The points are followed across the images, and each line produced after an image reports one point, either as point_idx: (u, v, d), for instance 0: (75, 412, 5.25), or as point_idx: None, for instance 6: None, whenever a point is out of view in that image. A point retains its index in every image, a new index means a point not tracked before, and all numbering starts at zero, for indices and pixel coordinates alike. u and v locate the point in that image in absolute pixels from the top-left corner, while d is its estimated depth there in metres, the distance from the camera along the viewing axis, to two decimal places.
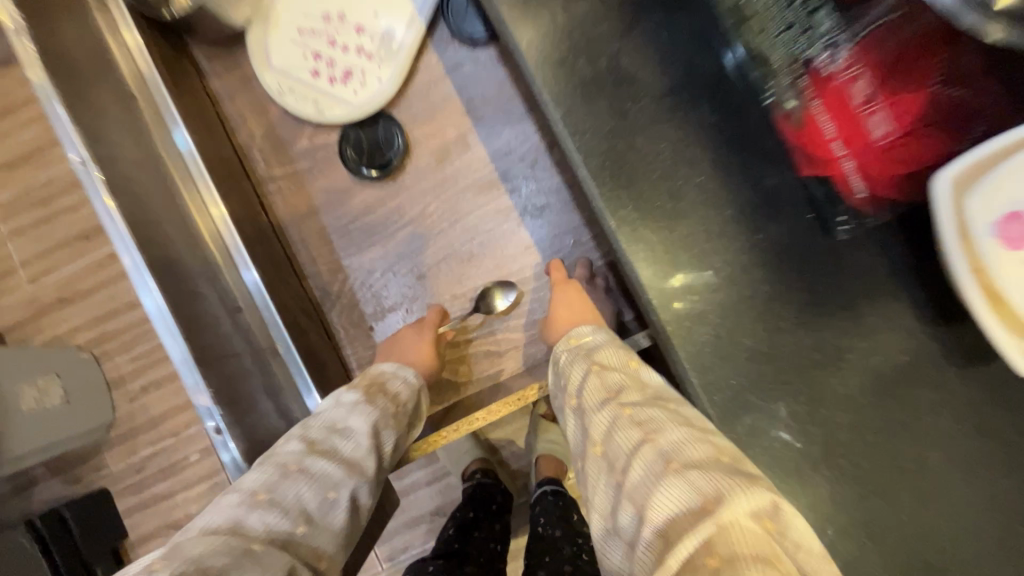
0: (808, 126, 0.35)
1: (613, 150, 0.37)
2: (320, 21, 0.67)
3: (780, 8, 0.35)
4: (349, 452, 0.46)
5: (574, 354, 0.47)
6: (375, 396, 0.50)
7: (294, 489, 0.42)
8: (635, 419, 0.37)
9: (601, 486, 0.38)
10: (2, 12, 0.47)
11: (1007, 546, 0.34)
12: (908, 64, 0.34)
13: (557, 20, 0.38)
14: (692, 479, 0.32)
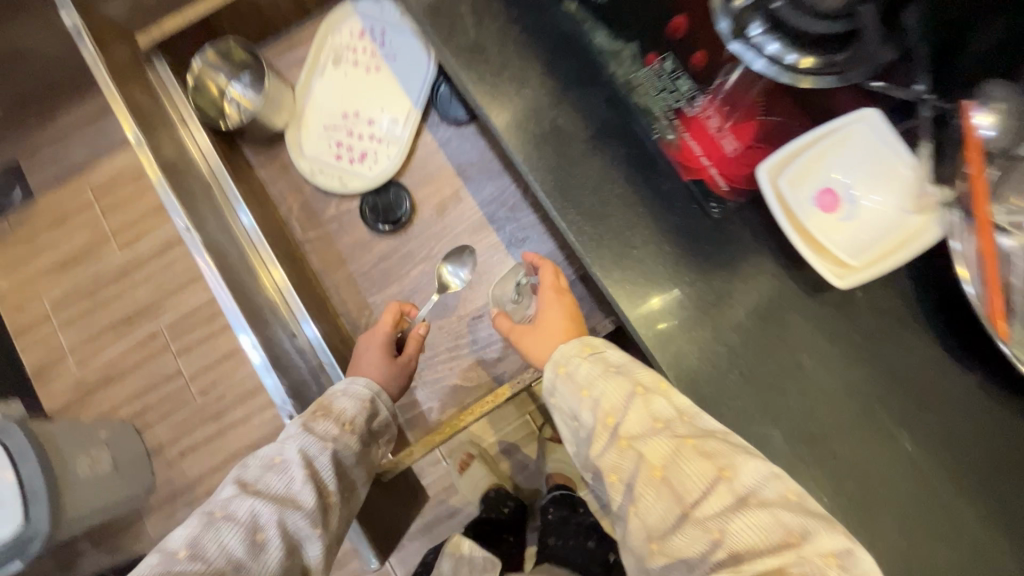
0: (682, 148, 0.54)
1: (559, 179, 0.56)
2: (340, 118, 0.88)
3: (655, 79, 0.55)
4: (278, 492, 0.53)
5: (604, 367, 0.54)
6: (312, 426, 0.58)
7: (215, 536, 0.49)
8: (703, 451, 0.46)
9: (653, 505, 0.47)
10: (128, 127, 0.66)
11: (919, 470, 0.48)
12: (738, 108, 0.54)
13: (514, 102, 0.58)
14: (785, 522, 0.42)
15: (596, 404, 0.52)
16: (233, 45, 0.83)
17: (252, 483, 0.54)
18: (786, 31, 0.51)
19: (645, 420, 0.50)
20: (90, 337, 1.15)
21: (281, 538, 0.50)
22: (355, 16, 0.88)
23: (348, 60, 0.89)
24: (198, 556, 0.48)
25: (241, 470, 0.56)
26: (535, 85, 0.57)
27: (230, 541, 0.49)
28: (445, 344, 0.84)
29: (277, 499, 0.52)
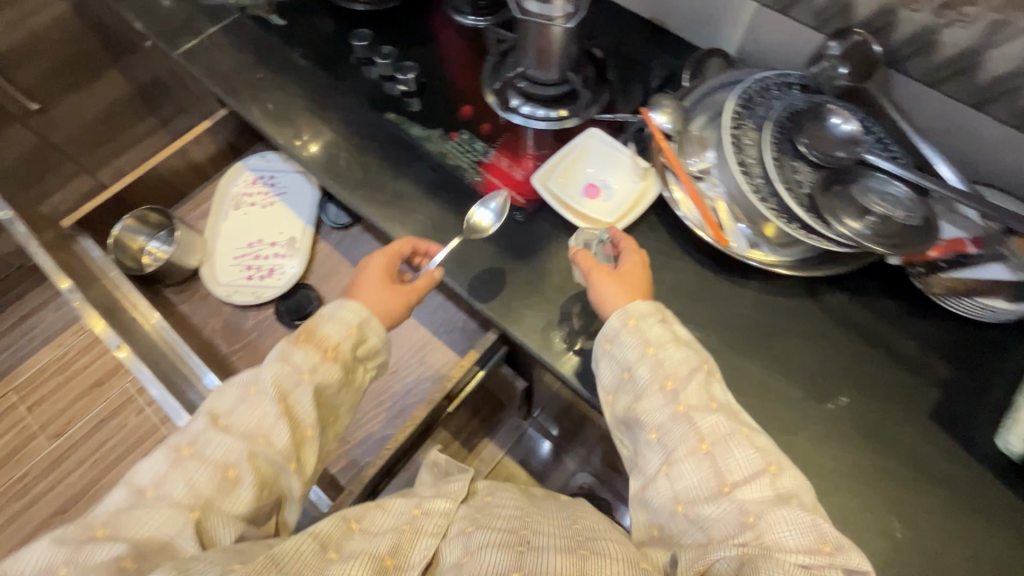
0: (487, 183, 0.76)
1: (406, 225, 0.75)
2: (247, 246, 1.07)
3: (457, 145, 0.78)
4: (249, 426, 0.57)
5: (675, 339, 0.59)
6: (290, 358, 0.61)
7: (188, 469, 0.55)
8: (754, 442, 0.54)
9: (691, 472, 0.54)
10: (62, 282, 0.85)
11: (819, 371, 0.65)
12: (518, 151, 0.78)
13: (362, 185, 0.78)
14: (820, 526, 0.49)
15: (660, 364, 0.58)
16: (147, 210, 1.02)
17: (225, 418, 0.58)
18: (536, 100, 0.80)
19: (705, 398, 0.57)
20: (18, 542, 1.11)
21: (251, 475, 0.56)
22: (246, 171, 1.12)
23: (246, 203, 1.10)
24: (168, 490, 0.54)
25: (214, 402, 0.60)
26: (375, 171, 0.79)
27: (198, 476, 0.54)
28: (371, 404, 0.95)
29: (247, 433, 0.57)
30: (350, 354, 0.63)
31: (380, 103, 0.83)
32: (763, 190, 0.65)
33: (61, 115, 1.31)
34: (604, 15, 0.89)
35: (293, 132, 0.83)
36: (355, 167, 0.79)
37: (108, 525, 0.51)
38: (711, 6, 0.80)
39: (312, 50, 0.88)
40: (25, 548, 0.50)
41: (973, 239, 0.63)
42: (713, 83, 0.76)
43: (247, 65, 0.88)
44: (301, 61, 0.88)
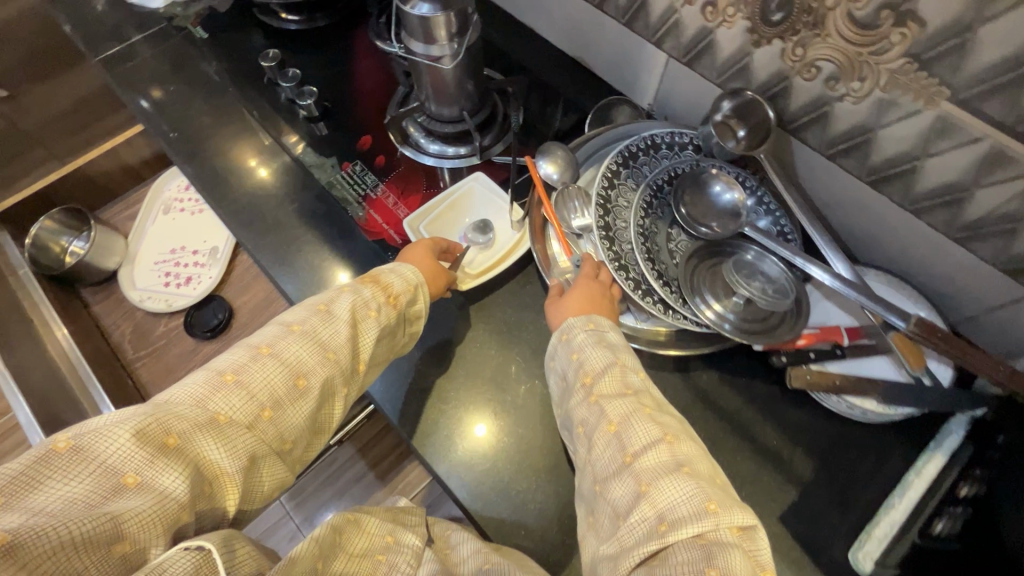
0: (368, 219, 0.73)
1: (280, 254, 0.73)
2: (169, 253, 1.06)
3: (346, 177, 0.76)
4: (321, 338, 0.52)
5: (597, 340, 0.55)
6: (358, 289, 0.57)
7: (264, 371, 0.48)
8: (655, 418, 0.50)
9: (602, 452, 0.49)
10: None
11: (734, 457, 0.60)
12: (408, 187, 0.76)
13: (247, 207, 0.77)
14: (705, 489, 0.44)
15: (580, 364, 0.55)
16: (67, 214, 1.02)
17: (299, 325, 0.52)
18: (436, 136, 0.77)
19: (620, 385, 0.53)
20: None
21: (318, 392, 0.50)
22: (180, 176, 1.12)
23: (176, 209, 1.10)
24: (241, 393, 0.46)
25: (285, 313, 0.54)
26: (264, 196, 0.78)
27: (276, 381, 0.48)
28: None
29: (317, 345, 0.51)
30: (405, 308, 0.59)
31: (282, 127, 0.82)
32: (626, 258, 0.61)
33: (32, 102, 1.22)
34: (524, 50, 0.87)
35: (193, 149, 0.82)
36: (245, 190, 0.78)
37: (182, 428, 0.41)
38: (625, 49, 0.77)
39: (228, 67, 0.88)
40: (92, 428, 0.38)
41: (849, 330, 0.59)
42: (610, 135, 0.72)
43: (165, 78, 0.88)
44: (217, 78, 0.88)
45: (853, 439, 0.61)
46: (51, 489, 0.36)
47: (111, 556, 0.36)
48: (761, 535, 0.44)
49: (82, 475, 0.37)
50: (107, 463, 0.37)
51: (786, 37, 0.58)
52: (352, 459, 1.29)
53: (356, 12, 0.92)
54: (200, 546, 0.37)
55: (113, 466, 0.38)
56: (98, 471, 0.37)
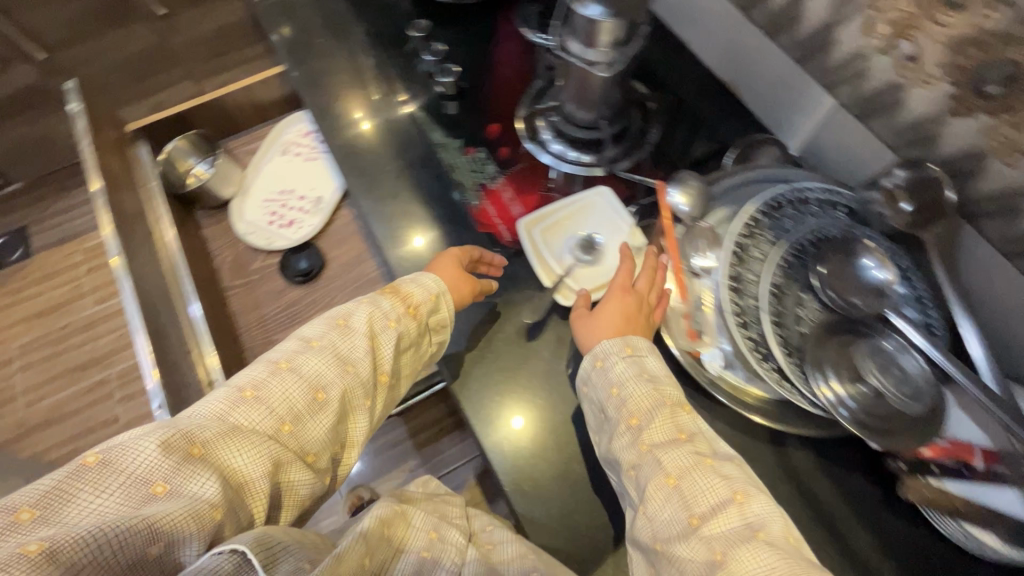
0: (482, 211, 0.73)
1: (390, 225, 0.74)
2: (278, 193, 1.11)
3: (468, 162, 0.76)
4: (338, 351, 0.57)
5: (639, 372, 0.56)
6: (377, 301, 0.62)
7: (281, 385, 0.53)
8: (719, 472, 0.50)
9: (662, 509, 0.49)
10: (93, 181, 0.86)
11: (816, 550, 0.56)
12: (526, 184, 0.74)
13: (368, 172, 0.78)
14: (785, 560, 0.44)
15: (623, 403, 0.55)
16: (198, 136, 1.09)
17: (318, 340, 0.58)
18: (566, 138, 0.75)
19: (672, 430, 0.53)
20: None
21: (336, 404, 0.55)
22: (303, 122, 1.17)
23: (293, 152, 1.15)
24: (260, 407, 0.51)
25: (303, 327, 0.60)
26: (384, 164, 0.78)
27: (293, 395, 0.53)
28: None
29: (335, 358, 0.57)
30: (426, 318, 0.63)
31: (415, 96, 0.82)
32: (748, 315, 0.57)
33: (184, 26, 1.31)
34: (673, 66, 0.82)
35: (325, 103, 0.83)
36: (367, 153, 0.79)
37: (206, 441, 0.46)
38: (790, 85, 0.71)
39: (373, 25, 0.88)
40: (121, 446, 0.43)
41: (985, 452, 0.51)
42: (755, 175, 0.67)
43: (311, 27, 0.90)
44: (359, 35, 0.88)
45: (957, 569, 0.54)
46: (85, 500, 0.40)
47: (147, 559, 0.39)
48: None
49: (111, 486, 0.41)
50: (137, 474, 0.42)
51: (995, 115, 0.51)
52: (396, 423, 1.31)
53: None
54: (236, 550, 0.39)
55: (140, 477, 0.42)
56: (128, 483, 0.41)
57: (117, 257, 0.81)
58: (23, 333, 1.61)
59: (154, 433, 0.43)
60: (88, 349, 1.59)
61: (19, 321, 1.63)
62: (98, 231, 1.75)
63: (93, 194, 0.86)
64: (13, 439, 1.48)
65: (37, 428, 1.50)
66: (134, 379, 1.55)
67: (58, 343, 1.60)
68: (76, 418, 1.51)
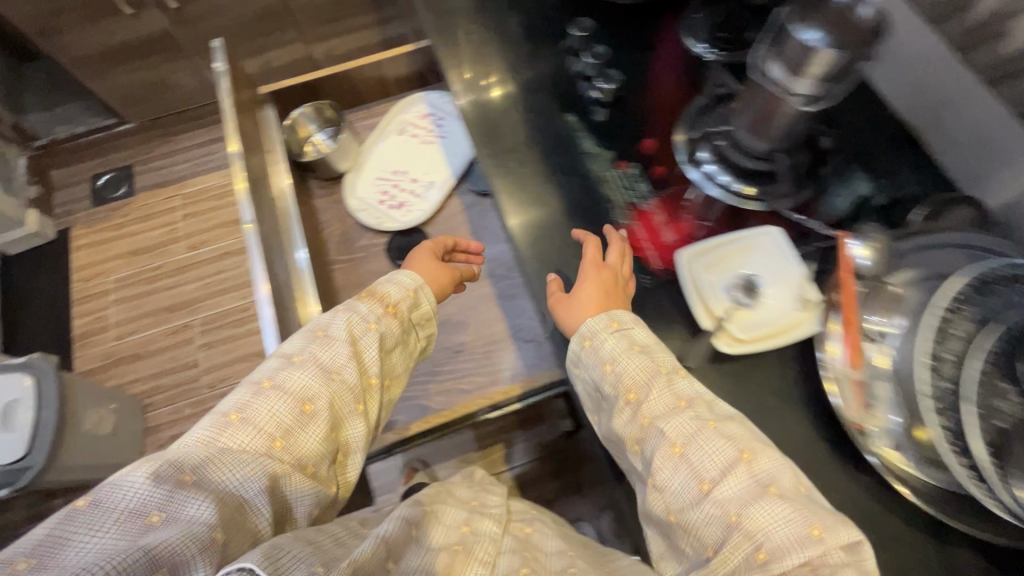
0: (630, 231, 0.68)
1: (532, 234, 0.71)
2: (390, 173, 1.10)
3: (619, 178, 0.72)
4: (320, 362, 0.64)
5: (629, 345, 0.58)
6: (356, 308, 0.70)
7: (268, 403, 0.59)
8: (723, 433, 0.52)
9: (671, 478, 0.52)
10: (233, 142, 0.87)
11: None
12: (681, 210, 0.69)
13: (510, 175, 0.75)
14: (799, 512, 0.47)
15: (618, 378, 0.57)
16: (325, 105, 1.09)
17: (299, 355, 0.64)
18: (727, 165, 0.70)
19: (671, 399, 0.55)
20: None
21: (325, 413, 0.61)
22: (423, 103, 1.14)
23: (410, 132, 1.13)
24: (248, 429, 0.57)
25: (285, 345, 0.66)
26: (531, 169, 0.75)
27: (279, 412, 0.59)
28: (423, 371, 0.95)
29: (318, 368, 0.63)
30: (407, 314, 0.75)
31: (566, 99, 0.78)
32: (946, 402, 0.54)
33: None
34: (853, 95, 0.75)
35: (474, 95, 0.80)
36: (512, 155, 0.76)
37: (195, 468, 0.52)
38: (1003, 138, 0.62)
39: (531, 18, 0.84)
40: (112, 484, 0.49)
41: None
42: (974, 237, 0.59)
43: (464, 11, 0.86)
44: (513, 26, 0.84)
45: None
46: (84, 537, 0.46)
47: None
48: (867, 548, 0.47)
49: (108, 523, 0.47)
50: (132, 507, 0.48)
51: None
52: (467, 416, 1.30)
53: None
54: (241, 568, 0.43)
55: (136, 509, 0.48)
56: (123, 517, 0.47)
57: (251, 225, 0.82)
58: (121, 268, 1.69)
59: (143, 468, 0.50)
60: (177, 292, 1.65)
61: (118, 257, 1.71)
62: (194, 179, 1.80)
63: (231, 154, 0.86)
64: (101, 368, 1.56)
65: (124, 360, 1.57)
66: (215, 328, 1.60)
67: (150, 282, 1.67)
68: (160, 356, 1.57)
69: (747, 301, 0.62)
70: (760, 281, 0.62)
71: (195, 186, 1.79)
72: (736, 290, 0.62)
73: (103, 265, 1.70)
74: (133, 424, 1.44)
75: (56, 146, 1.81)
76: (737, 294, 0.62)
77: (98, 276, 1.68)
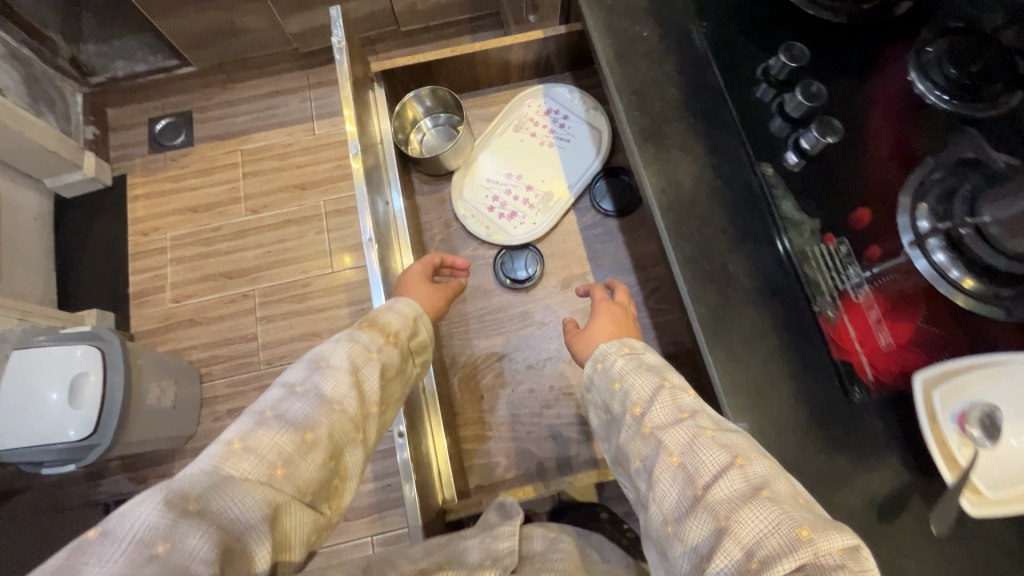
0: (839, 328, 0.57)
1: (716, 313, 0.59)
2: (504, 176, 0.97)
3: (824, 256, 0.59)
4: (324, 393, 0.60)
5: (637, 363, 0.62)
6: (356, 337, 0.68)
7: (269, 434, 0.55)
8: (718, 442, 0.51)
9: (667, 487, 0.52)
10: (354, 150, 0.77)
11: None
12: (902, 307, 0.57)
13: (689, 231, 0.63)
14: (788, 514, 0.45)
15: (625, 394, 0.60)
16: (444, 91, 0.94)
17: (299, 386, 0.61)
18: (956, 251, 0.57)
19: (672, 410, 0.56)
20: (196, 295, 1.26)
21: (326, 443, 0.58)
22: (545, 96, 0.99)
23: (528, 130, 0.98)
24: (251, 456, 0.53)
25: (287, 375, 0.63)
26: (720, 228, 0.62)
27: (282, 440, 0.55)
28: (528, 411, 0.87)
29: (318, 398, 0.60)
30: (406, 342, 0.73)
31: (765, 145, 0.64)
32: None
33: None
34: None
35: (648, 128, 0.67)
36: (693, 208, 0.64)
37: (199, 497, 0.48)
38: None
39: (723, 33, 0.69)
40: (119, 513, 0.44)
41: None
42: None
43: (638, 12, 0.72)
44: (700, 42, 0.70)
45: None
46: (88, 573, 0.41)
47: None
48: (869, 555, 0.43)
49: (113, 556, 0.41)
50: (135, 539, 0.43)
51: None
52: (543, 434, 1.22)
53: (913, 16, 0.67)
54: None
55: (140, 540, 0.43)
56: (126, 551, 0.42)
57: (372, 244, 0.76)
58: (178, 226, 1.62)
59: (151, 496, 0.45)
60: (236, 257, 1.58)
61: (177, 212, 1.63)
62: (255, 133, 1.69)
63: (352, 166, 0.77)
64: (157, 330, 1.52)
65: (180, 326, 1.52)
66: (275, 301, 1.53)
67: (209, 244, 1.59)
68: (217, 324, 1.52)
69: (984, 441, 0.51)
70: (999, 417, 0.51)
71: (256, 143, 1.68)
72: (967, 430, 0.51)
73: (161, 221, 1.62)
74: (191, 395, 1.41)
75: (112, 85, 1.67)
76: (971, 435, 0.51)
77: (156, 232, 1.62)
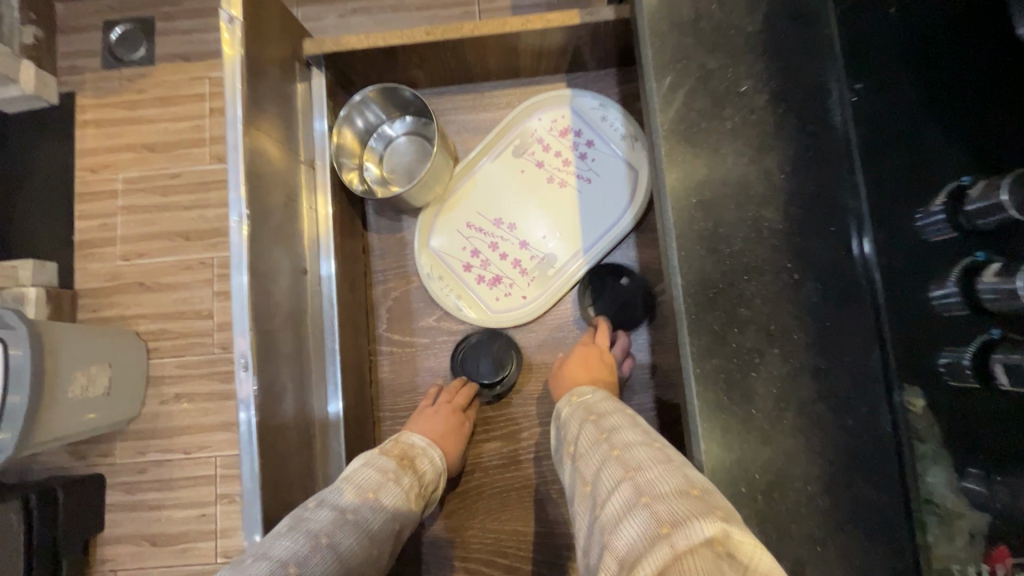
0: None
1: None
2: (489, 222, 0.70)
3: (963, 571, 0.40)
4: (373, 533, 0.47)
5: (579, 404, 0.52)
6: (402, 478, 0.53)
7: (321, 562, 0.41)
8: (621, 459, 0.42)
9: (580, 517, 0.44)
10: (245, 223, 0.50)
11: None
12: None
13: (764, 478, 0.42)
14: (657, 512, 0.36)
15: (564, 434, 0.51)
16: (399, 87, 0.64)
17: (354, 514, 0.47)
18: None
19: (594, 434, 0.46)
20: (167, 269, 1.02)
21: None
22: (565, 107, 0.69)
23: (533, 156, 0.70)
24: None
25: (331, 495, 0.48)
26: (810, 491, 0.41)
27: None
28: (480, 553, 0.67)
29: (366, 537, 0.46)
30: (430, 492, 0.58)
31: (914, 355, 0.41)
32: None
33: None
34: None
35: (714, 290, 0.43)
36: (766, 456, 0.42)
37: None
38: None
39: (881, 126, 0.43)
40: None
41: None
42: None
43: (737, 53, 0.45)
44: (841, 120, 0.44)
45: None
46: None
47: None
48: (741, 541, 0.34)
49: None
50: None
51: None
52: None
53: None
54: None
55: None
56: None
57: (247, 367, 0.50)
58: (132, 165, 1.06)
59: None
60: (198, 216, 1.04)
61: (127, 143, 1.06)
62: None
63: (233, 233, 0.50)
64: None
65: (127, 290, 1.03)
66: None
67: (162, 192, 1.05)
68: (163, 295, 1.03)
69: None
70: None
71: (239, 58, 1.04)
72: None
73: (111, 155, 1.06)
74: (132, 377, 0.97)
75: None
76: None
77: (105, 169, 1.06)
